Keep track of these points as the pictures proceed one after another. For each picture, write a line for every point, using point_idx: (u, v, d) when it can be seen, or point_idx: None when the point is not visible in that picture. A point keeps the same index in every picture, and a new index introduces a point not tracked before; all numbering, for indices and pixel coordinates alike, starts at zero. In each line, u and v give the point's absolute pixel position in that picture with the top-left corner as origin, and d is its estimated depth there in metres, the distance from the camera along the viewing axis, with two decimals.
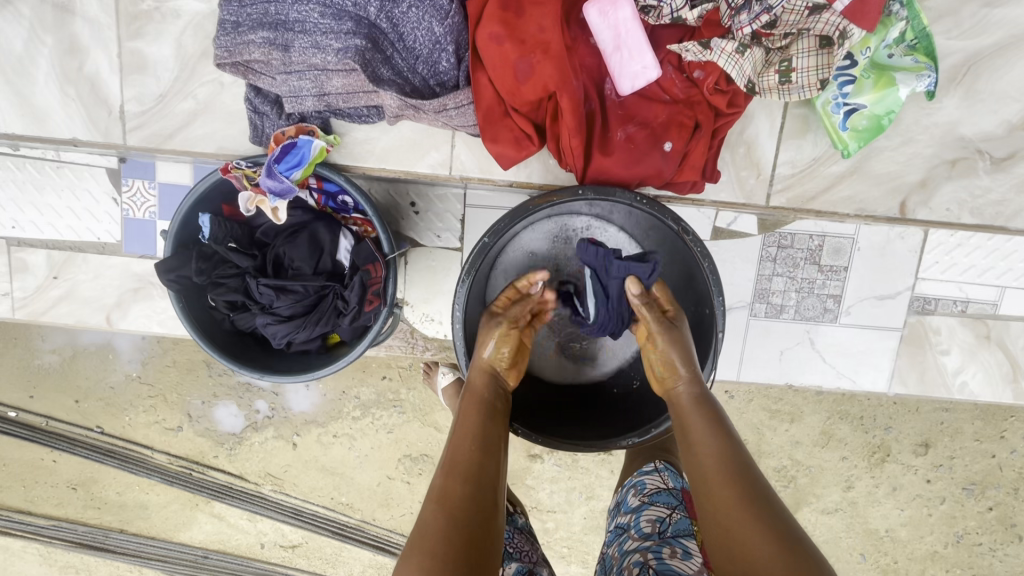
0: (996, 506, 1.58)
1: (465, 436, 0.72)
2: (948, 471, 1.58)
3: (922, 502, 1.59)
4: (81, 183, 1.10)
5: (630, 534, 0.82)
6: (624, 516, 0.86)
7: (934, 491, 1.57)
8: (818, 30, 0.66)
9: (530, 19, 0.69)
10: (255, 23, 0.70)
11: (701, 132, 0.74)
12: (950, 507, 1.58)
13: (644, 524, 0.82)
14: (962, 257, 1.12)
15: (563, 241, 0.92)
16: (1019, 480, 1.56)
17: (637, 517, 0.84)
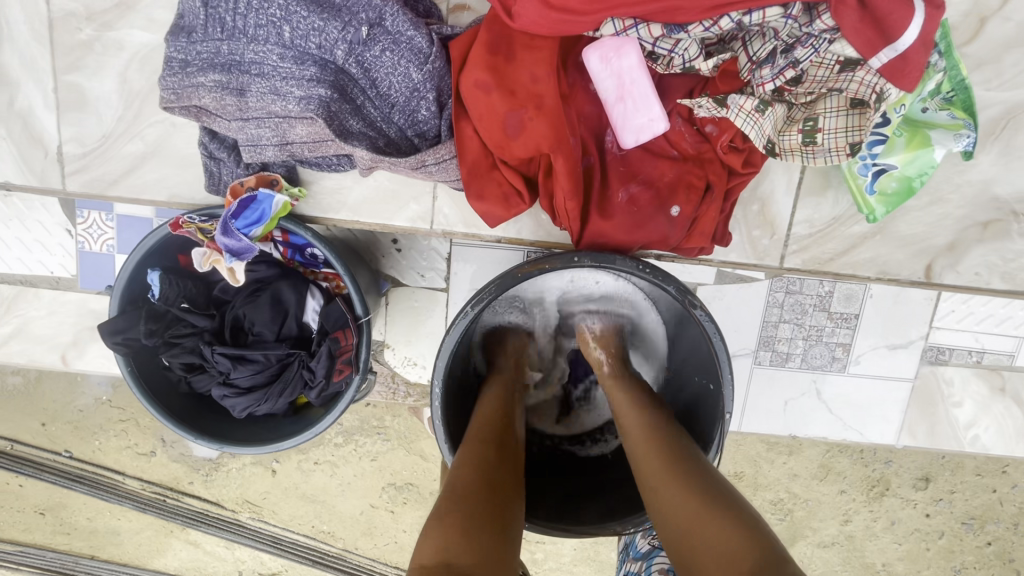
0: (996, 541, 1.53)
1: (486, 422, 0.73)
2: (947, 505, 1.53)
3: (920, 536, 1.54)
4: (31, 214, 1.01)
5: None
6: (634, 563, 0.82)
7: (933, 525, 1.53)
8: (850, 88, 0.57)
9: (521, 66, 0.61)
10: (205, 63, 0.60)
11: (712, 194, 0.65)
12: (948, 542, 1.54)
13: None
14: (979, 306, 1.06)
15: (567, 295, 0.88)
16: (1020, 516, 1.52)
17: (648, 566, 0.80)
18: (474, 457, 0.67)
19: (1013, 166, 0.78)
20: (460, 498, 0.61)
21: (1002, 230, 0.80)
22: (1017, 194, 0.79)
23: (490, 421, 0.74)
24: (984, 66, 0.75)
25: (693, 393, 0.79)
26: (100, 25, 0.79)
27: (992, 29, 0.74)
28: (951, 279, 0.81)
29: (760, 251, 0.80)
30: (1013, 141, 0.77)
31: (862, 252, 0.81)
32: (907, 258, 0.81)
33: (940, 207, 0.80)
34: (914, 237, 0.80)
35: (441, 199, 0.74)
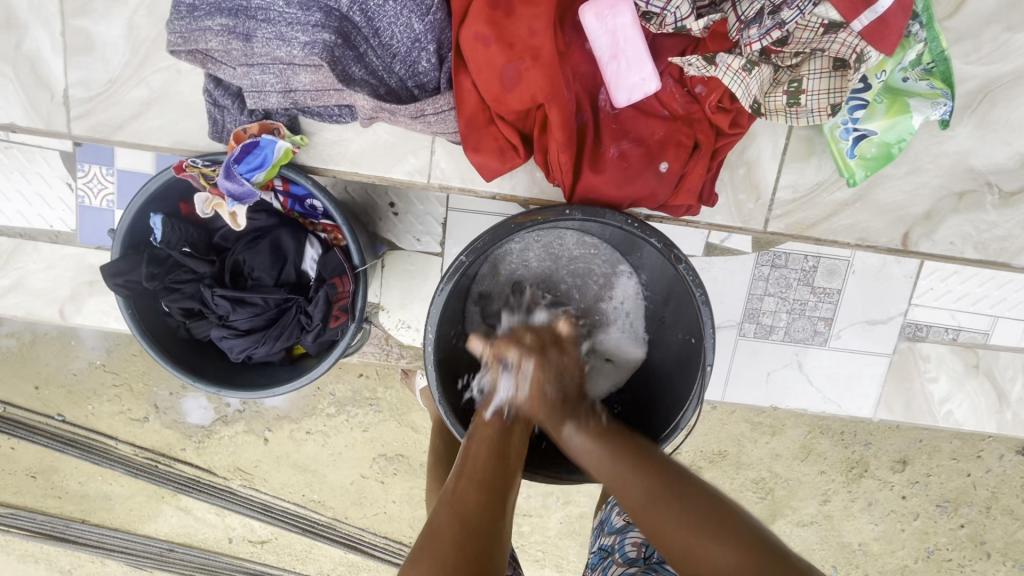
0: (968, 524, 1.58)
1: (482, 443, 0.70)
2: (923, 488, 1.58)
3: (896, 518, 1.59)
4: (32, 166, 1.02)
5: (615, 558, 0.77)
6: (609, 538, 0.82)
7: (908, 507, 1.57)
8: (833, 49, 0.60)
9: (520, 21, 0.63)
10: (214, 8, 0.62)
11: (700, 153, 0.68)
12: (922, 524, 1.59)
13: (629, 548, 0.77)
14: (957, 284, 1.09)
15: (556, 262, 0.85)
16: (991, 499, 1.57)
17: (622, 540, 0.79)
18: (470, 489, 0.65)
19: (988, 140, 0.82)
20: (458, 528, 0.60)
21: (978, 202, 0.85)
22: (992, 166, 0.83)
23: (489, 444, 0.71)
24: (962, 40, 0.78)
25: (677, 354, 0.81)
26: None
27: (972, 5, 0.77)
28: (926, 248, 0.84)
29: (744, 215, 0.83)
30: (988, 115, 0.81)
31: (843, 219, 0.84)
32: (884, 226, 0.84)
33: (917, 176, 0.83)
34: (892, 206, 0.84)
35: (439, 153, 0.76)
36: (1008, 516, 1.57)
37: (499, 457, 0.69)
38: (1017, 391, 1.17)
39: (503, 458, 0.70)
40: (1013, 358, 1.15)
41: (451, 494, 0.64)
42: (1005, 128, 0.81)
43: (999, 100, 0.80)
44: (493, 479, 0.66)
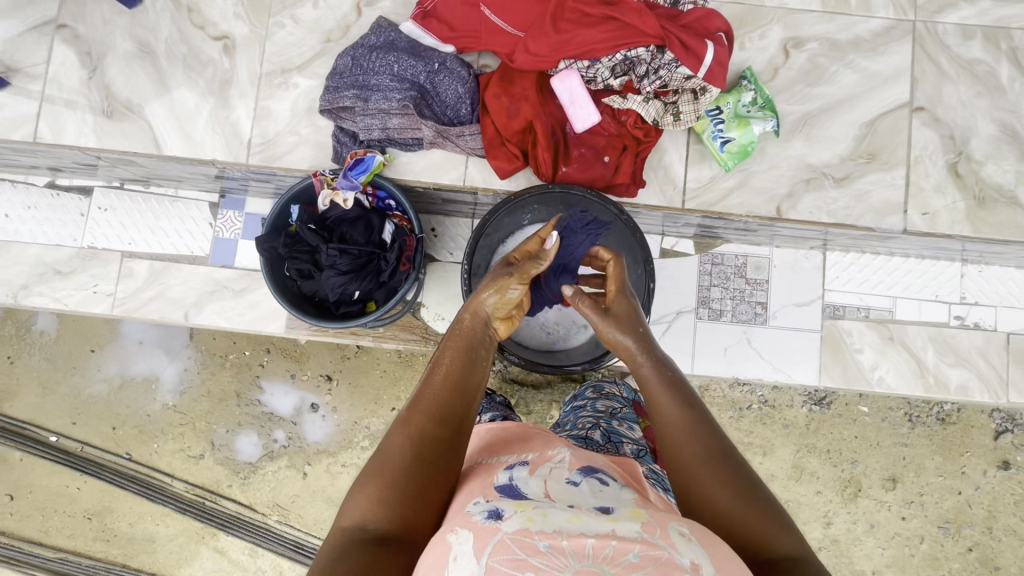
0: (976, 546, 1.70)
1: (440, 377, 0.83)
2: (921, 509, 1.72)
3: (902, 541, 1.71)
4: (188, 211, 1.49)
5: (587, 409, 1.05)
6: (582, 400, 1.09)
7: (911, 529, 1.70)
8: (689, 87, 1.08)
9: (518, 85, 1.12)
10: (348, 86, 1.13)
11: (629, 151, 1.13)
12: (931, 548, 1.71)
13: (600, 406, 1.05)
14: (857, 273, 1.46)
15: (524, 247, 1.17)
16: (990, 519, 1.70)
17: (595, 402, 1.07)
18: (424, 422, 0.77)
19: (818, 146, 1.20)
20: (409, 461, 0.73)
21: (820, 184, 1.20)
22: (824, 162, 1.20)
23: (446, 379, 0.83)
24: (783, 93, 1.21)
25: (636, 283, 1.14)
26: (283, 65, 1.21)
27: (783, 73, 1.21)
28: (794, 216, 1.19)
29: (667, 197, 1.19)
30: (814, 132, 1.20)
31: (735, 198, 1.19)
32: (761, 202, 1.19)
33: (776, 169, 1.19)
34: (763, 189, 1.19)
35: (470, 166, 1.19)
36: (1012, 536, 1.69)
37: (452, 392, 0.81)
38: (932, 358, 1.44)
39: (456, 389, 0.82)
40: (918, 329, 1.45)
41: (406, 423, 0.77)
42: (826, 139, 1.20)
43: (815, 124, 1.20)
44: (444, 412, 0.79)
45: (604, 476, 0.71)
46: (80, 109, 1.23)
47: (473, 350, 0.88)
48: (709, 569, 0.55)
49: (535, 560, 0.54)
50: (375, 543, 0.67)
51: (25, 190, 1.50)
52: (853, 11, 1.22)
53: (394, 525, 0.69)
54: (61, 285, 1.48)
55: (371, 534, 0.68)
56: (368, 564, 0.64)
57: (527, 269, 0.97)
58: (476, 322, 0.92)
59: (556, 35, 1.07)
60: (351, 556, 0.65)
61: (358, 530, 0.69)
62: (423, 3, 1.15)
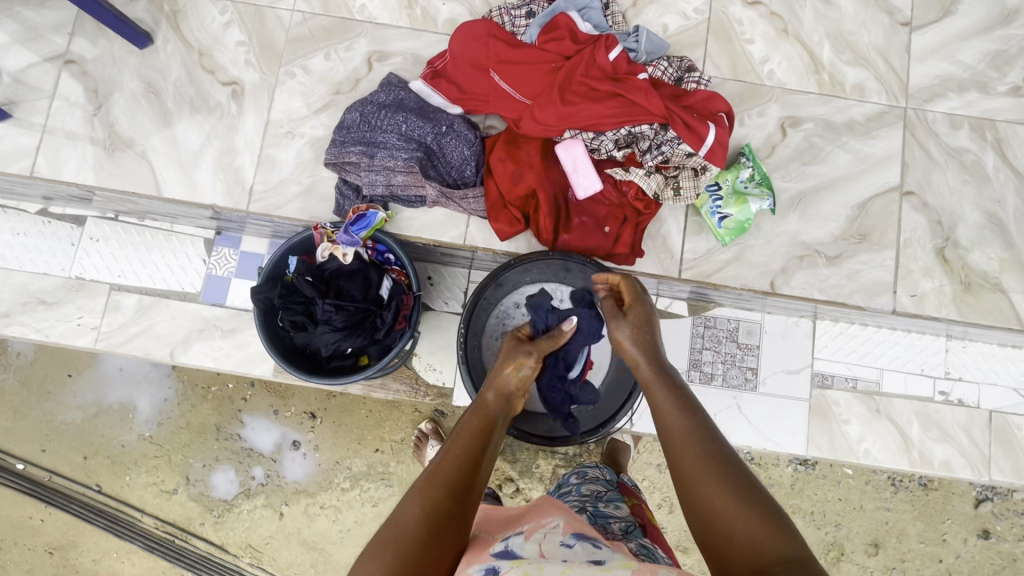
0: None
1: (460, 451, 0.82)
2: None
3: None
4: (183, 246, 1.47)
5: (572, 495, 1.03)
6: (569, 484, 1.08)
7: None
8: (690, 164, 1.11)
9: (523, 151, 1.14)
10: (355, 142, 1.14)
11: (628, 222, 1.15)
12: None
13: (585, 488, 1.03)
14: (845, 343, 1.48)
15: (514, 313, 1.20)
16: None
17: (579, 486, 1.05)
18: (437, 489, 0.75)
19: (812, 225, 1.23)
20: (423, 524, 0.71)
21: (813, 262, 1.22)
22: (817, 240, 1.23)
23: (462, 449, 0.83)
24: (779, 169, 1.24)
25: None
26: (290, 118, 1.22)
27: (780, 151, 1.24)
28: (787, 291, 1.21)
29: (664, 266, 1.21)
30: (807, 210, 1.23)
31: (730, 271, 1.21)
32: (755, 276, 1.21)
33: (771, 245, 1.22)
34: (758, 263, 1.21)
35: (472, 226, 1.19)
36: None
37: (472, 468, 0.81)
38: (916, 433, 1.46)
39: (474, 465, 0.81)
40: (903, 402, 1.46)
41: (424, 494, 0.75)
42: (819, 218, 1.23)
43: (809, 202, 1.23)
44: (460, 485, 0.77)
45: (598, 541, 0.71)
46: (80, 145, 1.22)
47: (488, 422, 0.90)
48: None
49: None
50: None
51: (15, 216, 1.47)
52: (848, 95, 1.27)
53: None
54: (44, 316, 1.45)
55: None
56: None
57: (543, 346, 1.04)
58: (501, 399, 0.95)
59: (563, 106, 1.09)
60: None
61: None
62: (435, 63, 1.19)
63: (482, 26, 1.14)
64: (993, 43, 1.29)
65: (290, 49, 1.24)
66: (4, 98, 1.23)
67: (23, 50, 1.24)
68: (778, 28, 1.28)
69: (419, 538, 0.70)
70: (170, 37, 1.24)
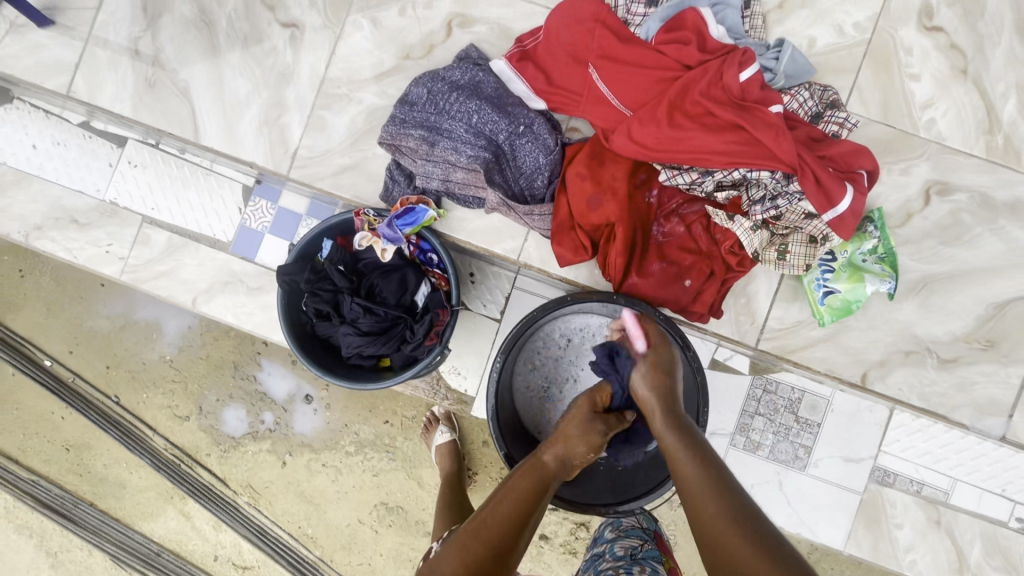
0: None
1: (506, 511, 0.72)
2: None
3: None
4: (220, 190, 1.37)
5: (605, 558, 0.95)
6: (599, 545, 0.99)
7: None
8: (807, 227, 0.91)
9: (607, 170, 0.96)
10: (416, 124, 0.98)
11: (714, 279, 0.97)
12: None
13: (619, 549, 0.94)
14: (920, 442, 1.29)
15: (556, 344, 1.09)
16: None
17: (612, 545, 0.96)
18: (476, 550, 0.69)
19: (931, 318, 1.02)
20: None
21: (920, 360, 1.03)
22: (932, 337, 1.02)
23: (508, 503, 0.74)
24: (908, 244, 1.02)
25: (677, 399, 1.03)
26: (348, 78, 1.06)
27: (916, 222, 1.02)
28: (880, 387, 1.03)
29: (741, 331, 1.03)
30: (929, 299, 1.02)
31: (818, 350, 1.03)
32: (846, 362, 1.02)
33: (875, 331, 1.02)
34: (854, 349, 1.02)
35: (529, 242, 1.04)
36: None
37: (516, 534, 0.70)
38: (976, 556, 1.29)
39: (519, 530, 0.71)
40: (970, 521, 1.29)
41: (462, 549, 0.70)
42: (942, 311, 1.02)
43: (935, 290, 1.02)
44: (500, 544, 0.69)
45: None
46: (123, 67, 1.10)
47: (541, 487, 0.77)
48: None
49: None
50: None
51: (57, 124, 1.39)
52: (1021, 168, 1.02)
53: None
54: (75, 236, 1.39)
55: None
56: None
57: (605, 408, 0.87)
58: (561, 462, 0.81)
59: (668, 128, 0.89)
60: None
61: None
62: (525, 42, 1.00)
63: (590, 6, 0.94)
64: None
65: None
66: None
67: None
68: (953, 67, 1.02)
69: None
70: None
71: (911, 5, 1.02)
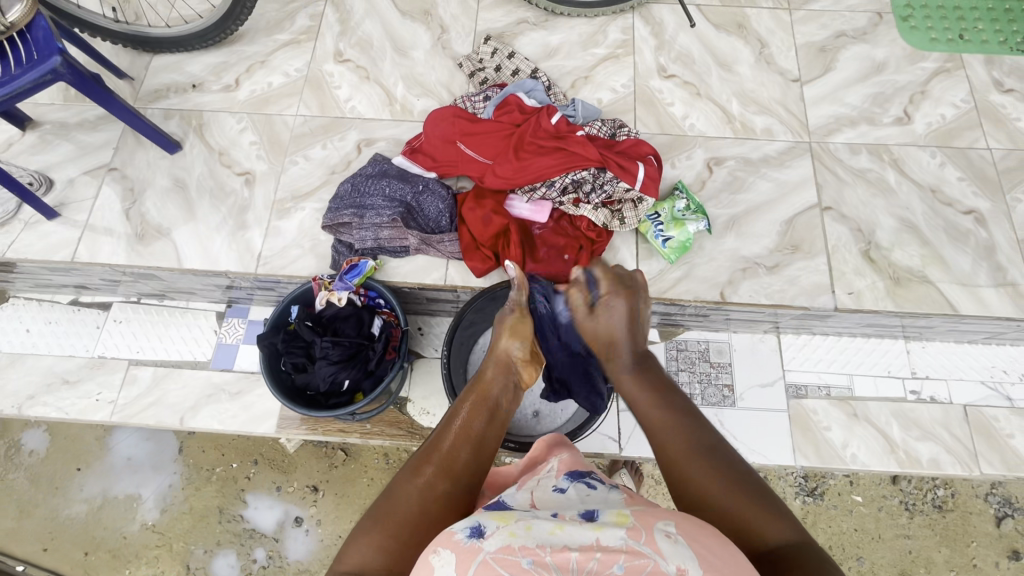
0: None
1: (460, 434, 0.75)
2: None
3: None
4: (197, 321, 1.63)
5: None
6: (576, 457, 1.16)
7: None
8: (630, 197, 1.32)
9: (488, 201, 1.35)
10: (347, 207, 1.35)
11: (585, 249, 1.33)
12: None
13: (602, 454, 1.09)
14: (810, 353, 1.58)
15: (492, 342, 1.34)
16: None
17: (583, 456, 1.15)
18: (437, 473, 0.69)
19: (748, 241, 1.40)
20: (416, 509, 0.66)
21: (755, 272, 1.38)
22: (756, 254, 1.39)
23: (466, 427, 0.76)
24: (711, 200, 1.44)
25: None
26: (293, 196, 1.45)
27: (710, 185, 1.46)
28: (737, 299, 1.35)
29: None
30: (741, 229, 1.41)
31: (682, 285, 1.36)
32: (705, 288, 1.35)
33: (715, 261, 1.38)
34: (707, 277, 1.37)
35: (451, 268, 1.36)
36: None
37: (469, 440, 0.74)
38: (898, 433, 1.50)
39: (475, 446, 0.74)
40: (878, 404, 1.53)
41: (416, 474, 0.69)
42: (753, 235, 1.41)
43: (741, 224, 1.42)
44: (458, 469, 0.71)
45: (593, 481, 0.72)
46: (117, 233, 1.44)
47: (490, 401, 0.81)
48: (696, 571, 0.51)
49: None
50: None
51: (49, 307, 1.65)
52: (759, 136, 1.51)
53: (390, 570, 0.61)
54: (66, 395, 1.57)
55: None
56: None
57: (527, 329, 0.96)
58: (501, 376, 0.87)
59: (517, 162, 1.32)
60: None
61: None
62: (412, 143, 1.45)
63: (448, 110, 1.41)
64: (871, 87, 1.57)
65: (294, 143, 1.51)
66: (55, 202, 1.47)
67: (77, 163, 1.51)
68: (692, 93, 1.56)
69: (405, 521, 0.65)
70: (197, 143, 1.52)
71: (651, 67, 1.59)
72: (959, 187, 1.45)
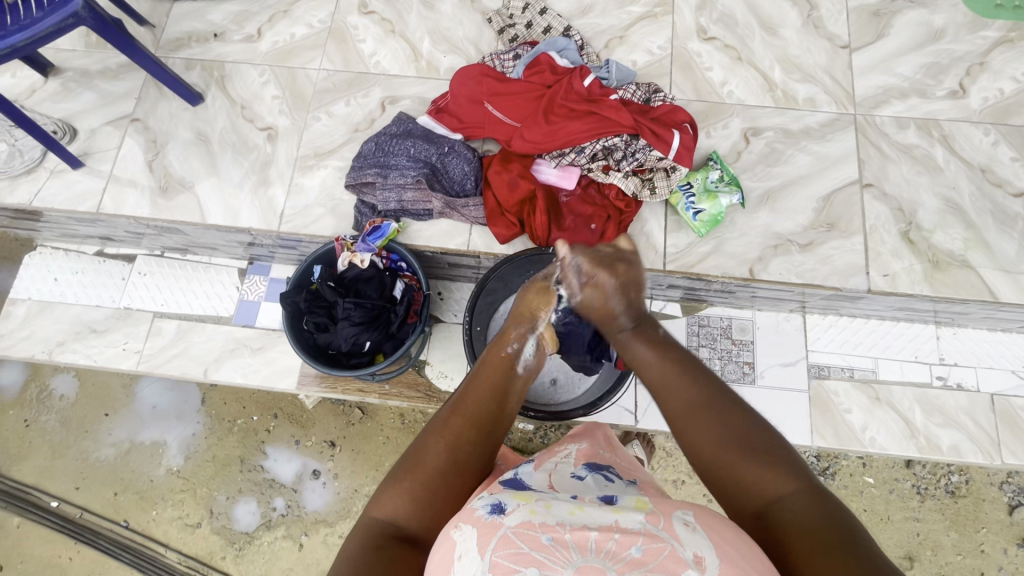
0: None
1: (486, 389, 0.75)
2: None
3: None
4: (219, 276, 1.64)
5: None
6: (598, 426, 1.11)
7: None
8: (662, 166, 1.27)
9: (515, 166, 1.31)
10: (371, 167, 1.33)
11: (612, 218, 1.30)
12: None
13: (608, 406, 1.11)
14: (835, 334, 1.54)
15: None
16: None
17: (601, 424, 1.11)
18: (462, 425, 0.71)
19: (782, 217, 1.35)
20: (444, 462, 0.67)
21: (787, 250, 1.33)
22: (789, 231, 1.34)
23: (489, 386, 0.76)
24: (746, 172, 1.39)
25: None
26: (315, 153, 1.43)
27: (745, 156, 1.40)
28: (766, 276, 1.31)
29: (649, 260, 1.32)
30: (775, 204, 1.36)
31: (711, 260, 1.32)
32: (734, 264, 1.32)
33: (746, 236, 1.34)
34: (737, 253, 1.33)
35: (474, 234, 1.34)
36: None
37: (494, 399, 0.75)
38: (920, 419, 1.48)
39: (497, 407, 0.75)
40: (901, 389, 1.50)
41: (443, 427, 0.70)
42: (788, 211, 1.36)
43: (775, 198, 1.37)
44: (482, 423, 0.72)
45: (610, 474, 0.74)
46: (140, 186, 1.43)
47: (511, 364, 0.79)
48: (713, 560, 0.49)
49: (537, 552, 0.50)
50: (403, 540, 0.61)
51: (75, 257, 1.67)
52: (801, 107, 1.44)
53: (418, 516, 0.63)
54: (94, 343, 1.60)
55: (391, 528, 0.62)
56: (401, 561, 0.58)
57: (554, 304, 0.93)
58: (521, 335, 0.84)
59: (547, 125, 1.27)
60: (381, 555, 0.58)
61: (386, 526, 0.62)
62: (438, 102, 1.40)
63: (476, 68, 1.35)
64: (925, 56, 1.47)
65: (317, 98, 1.47)
66: (79, 151, 1.47)
67: (100, 113, 1.49)
68: (733, 57, 1.48)
69: (432, 472, 0.66)
70: (219, 95, 1.49)
71: (691, 27, 1.50)
72: (1011, 168, 1.38)
